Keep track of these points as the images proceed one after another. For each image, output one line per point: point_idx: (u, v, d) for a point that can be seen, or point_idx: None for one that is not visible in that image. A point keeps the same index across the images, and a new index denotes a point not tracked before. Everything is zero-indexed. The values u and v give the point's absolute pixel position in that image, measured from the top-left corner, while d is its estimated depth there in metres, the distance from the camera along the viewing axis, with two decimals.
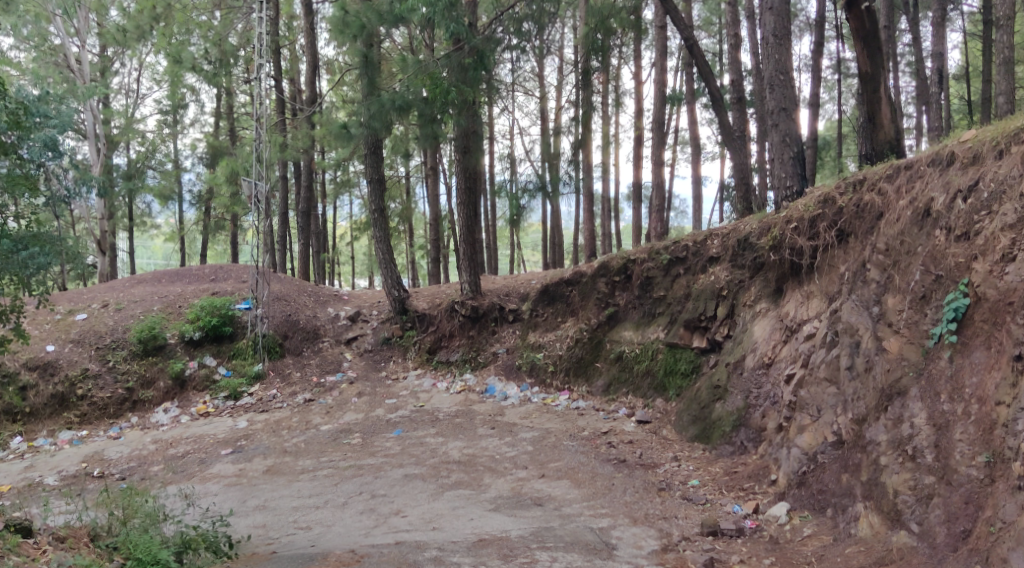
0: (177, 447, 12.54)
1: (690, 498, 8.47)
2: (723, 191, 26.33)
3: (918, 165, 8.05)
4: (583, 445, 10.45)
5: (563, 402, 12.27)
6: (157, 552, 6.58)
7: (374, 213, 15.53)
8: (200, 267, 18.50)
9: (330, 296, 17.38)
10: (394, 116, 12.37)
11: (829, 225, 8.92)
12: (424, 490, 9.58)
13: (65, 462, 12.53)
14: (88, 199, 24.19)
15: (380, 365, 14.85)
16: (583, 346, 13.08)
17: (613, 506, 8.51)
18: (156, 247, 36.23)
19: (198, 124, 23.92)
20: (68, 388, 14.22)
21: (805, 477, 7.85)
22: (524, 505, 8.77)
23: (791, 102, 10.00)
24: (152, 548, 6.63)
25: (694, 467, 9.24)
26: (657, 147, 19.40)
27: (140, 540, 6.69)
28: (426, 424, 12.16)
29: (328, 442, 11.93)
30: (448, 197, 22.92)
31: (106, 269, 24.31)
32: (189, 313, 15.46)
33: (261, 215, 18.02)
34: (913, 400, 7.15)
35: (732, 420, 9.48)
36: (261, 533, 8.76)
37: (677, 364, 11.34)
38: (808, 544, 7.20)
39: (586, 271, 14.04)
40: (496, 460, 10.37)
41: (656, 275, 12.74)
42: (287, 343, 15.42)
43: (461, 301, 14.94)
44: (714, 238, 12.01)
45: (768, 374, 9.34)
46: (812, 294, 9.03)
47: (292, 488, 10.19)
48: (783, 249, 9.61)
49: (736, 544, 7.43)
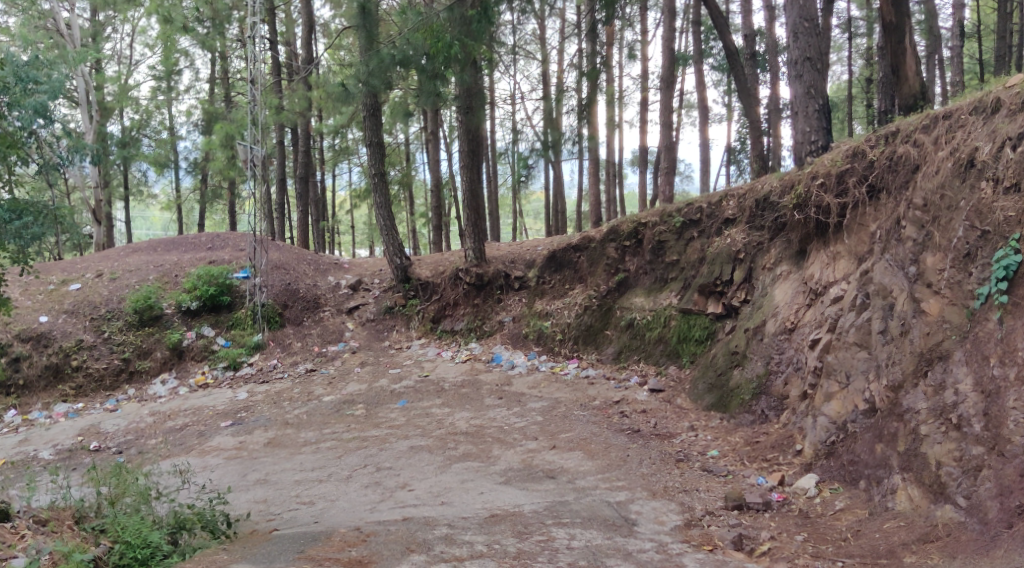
0: (175, 420, 12.15)
1: (710, 470, 8.05)
2: (732, 156, 25.76)
3: (958, 115, 7.53)
4: (595, 415, 10.03)
5: (571, 370, 11.84)
6: (147, 535, 6.17)
7: (374, 179, 14.98)
8: (197, 236, 18.01)
9: (331, 265, 16.90)
10: (394, 71, 11.86)
11: (859, 180, 8.42)
12: (431, 463, 9.17)
13: (60, 435, 12.14)
14: (82, 167, 23.67)
15: (383, 335, 14.41)
16: (592, 313, 12.62)
17: (630, 479, 8.10)
18: (155, 218, 35.78)
19: (193, 91, 23.31)
20: (62, 359, 13.80)
21: (835, 447, 7.48)
22: (536, 478, 8.36)
23: (816, 52, 9.44)
24: (141, 530, 6.22)
25: (712, 437, 8.83)
26: (663, 111, 18.84)
27: (128, 522, 6.27)
28: (431, 394, 11.74)
29: (330, 413, 11.51)
30: (449, 163, 22.38)
31: (101, 239, 23.76)
32: (186, 282, 15.00)
33: (257, 182, 17.57)
34: (957, 364, 6.72)
35: (752, 388, 9.07)
36: (260, 509, 8.39)
37: (692, 331, 10.91)
38: (842, 519, 6.78)
39: (594, 236, 13.56)
40: (505, 431, 9.96)
41: (668, 239, 12.25)
42: (287, 312, 14.96)
43: (465, 268, 14.44)
44: (730, 198, 11.48)
45: (791, 339, 8.92)
46: (839, 255, 8.55)
47: (294, 461, 9.80)
48: (806, 207, 9.10)
49: (764, 518, 7.01)
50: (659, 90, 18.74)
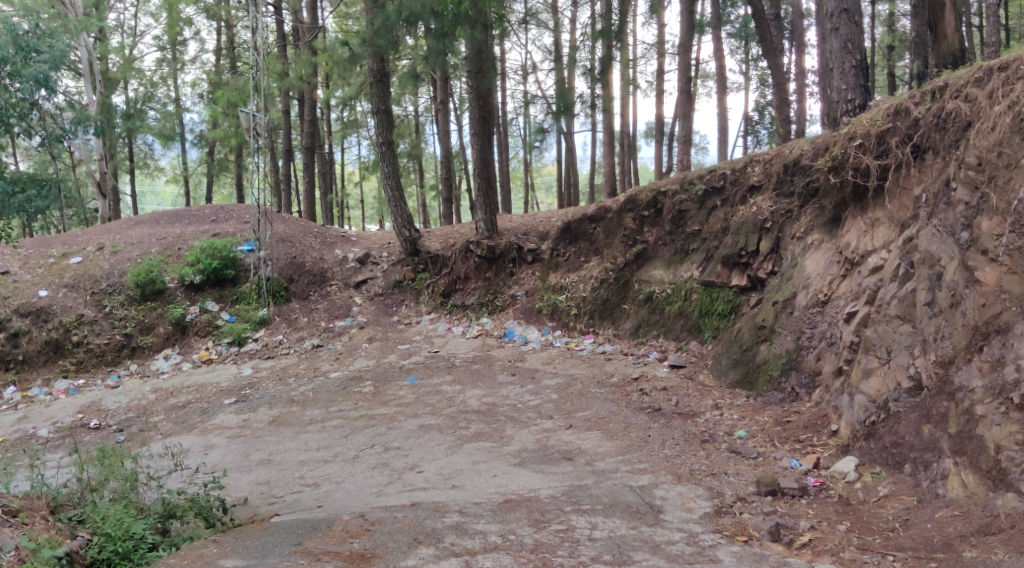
0: (178, 397, 11.71)
1: (739, 451, 7.53)
2: (749, 127, 25.03)
3: (1016, 65, 6.90)
4: (613, 392, 9.50)
5: (587, 346, 11.32)
6: (130, 526, 5.73)
7: (382, 148, 14.38)
8: (200, 208, 17.53)
9: (338, 238, 16.37)
10: (399, 30, 11.22)
11: (902, 140, 7.83)
12: (442, 442, 8.68)
13: (60, 412, 11.74)
14: (86, 139, 23.21)
15: (392, 310, 13.90)
16: (609, 286, 12.06)
17: (653, 461, 7.58)
18: (162, 193, 35.38)
19: (199, 62, 22.74)
20: (63, 335, 13.37)
21: (875, 428, 6.95)
22: (552, 460, 7.85)
23: (854, 3, 8.78)
24: (124, 521, 5.78)
25: (739, 416, 8.29)
26: (680, 77, 18.14)
27: (109, 512, 5.80)
28: (441, 370, 11.24)
29: (336, 390, 11.03)
30: (460, 134, 21.74)
31: (106, 212, 23.26)
32: (189, 255, 14.51)
33: (260, 151, 17.05)
34: (1018, 339, 6.16)
35: (781, 364, 8.54)
36: (261, 492, 7.96)
37: (715, 305, 10.36)
38: (887, 507, 6.26)
39: (610, 206, 12.98)
40: (519, 409, 9.45)
41: (690, 208, 11.65)
42: (293, 287, 14.47)
43: (476, 240, 13.86)
44: (755, 164, 10.87)
45: (824, 313, 8.36)
46: (879, 221, 8.02)
47: (299, 440, 9.34)
48: (843, 170, 8.50)
49: (800, 506, 6.50)
50: (677, 54, 18.04)
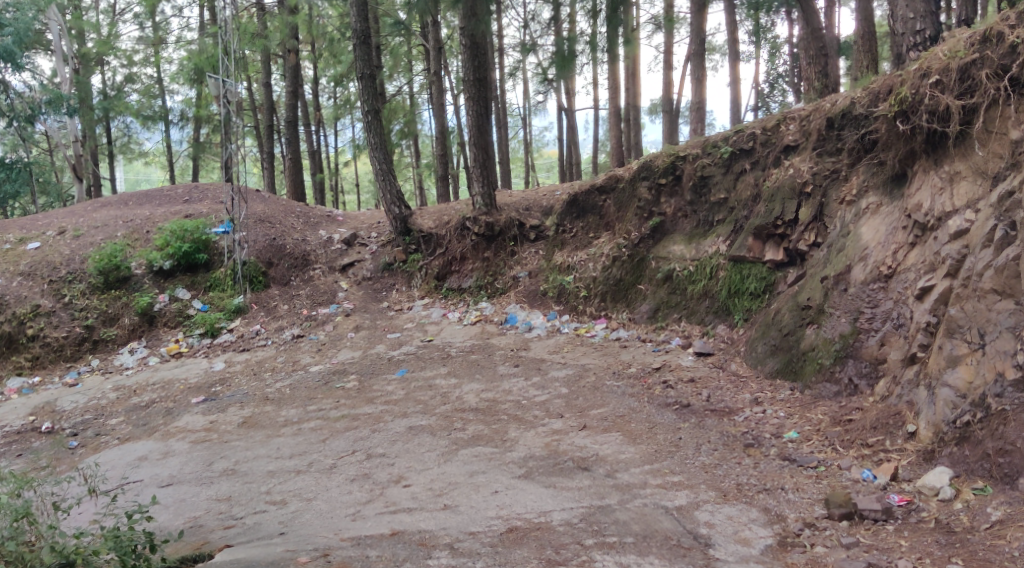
0: (141, 395, 10.30)
1: (794, 460, 6.11)
2: (759, 100, 23.48)
3: None
4: (632, 386, 8.06)
5: (599, 332, 9.89)
6: None
7: (369, 116, 12.86)
8: (173, 188, 16.10)
9: (323, 219, 14.94)
10: None
11: (995, 73, 6.51)
12: (433, 448, 7.24)
13: (9, 414, 10.33)
14: (60, 120, 21.61)
15: (381, 296, 12.46)
16: (622, 265, 10.58)
17: (690, 472, 6.18)
18: (154, 180, 33.95)
19: (181, 37, 21.18)
20: (16, 328, 11.95)
21: (970, 430, 5.59)
22: (566, 470, 6.44)
23: None
24: None
25: (786, 413, 6.87)
26: (692, 39, 16.61)
27: None
28: (435, 362, 9.79)
29: (317, 387, 9.58)
30: (457, 109, 20.22)
31: (83, 197, 21.75)
32: (157, 238, 13.08)
33: (237, 124, 15.54)
34: None
35: (834, 351, 7.09)
36: (218, 512, 6.60)
37: (745, 283, 8.91)
38: (1006, 537, 4.93)
39: (623, 175, 11.51)
40: (523, 407, 8.02)
41: (714, 174, 10.18)
42: (272, 272, 13.01)
43: (472, 217, 12.37)
44: (791, 121, 9.44)
45: (888, 290, 6.97)
46: (959, 175, 6.65)
47: (269, 445, 7.92)
48: (914, 115, 7.10)
49: (890, 536, 5.15)
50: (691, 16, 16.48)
